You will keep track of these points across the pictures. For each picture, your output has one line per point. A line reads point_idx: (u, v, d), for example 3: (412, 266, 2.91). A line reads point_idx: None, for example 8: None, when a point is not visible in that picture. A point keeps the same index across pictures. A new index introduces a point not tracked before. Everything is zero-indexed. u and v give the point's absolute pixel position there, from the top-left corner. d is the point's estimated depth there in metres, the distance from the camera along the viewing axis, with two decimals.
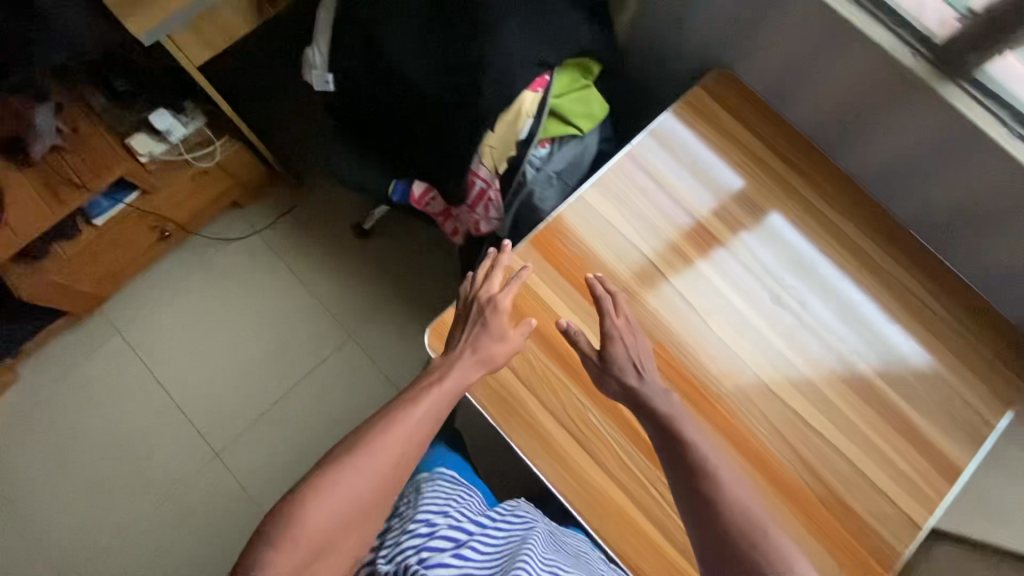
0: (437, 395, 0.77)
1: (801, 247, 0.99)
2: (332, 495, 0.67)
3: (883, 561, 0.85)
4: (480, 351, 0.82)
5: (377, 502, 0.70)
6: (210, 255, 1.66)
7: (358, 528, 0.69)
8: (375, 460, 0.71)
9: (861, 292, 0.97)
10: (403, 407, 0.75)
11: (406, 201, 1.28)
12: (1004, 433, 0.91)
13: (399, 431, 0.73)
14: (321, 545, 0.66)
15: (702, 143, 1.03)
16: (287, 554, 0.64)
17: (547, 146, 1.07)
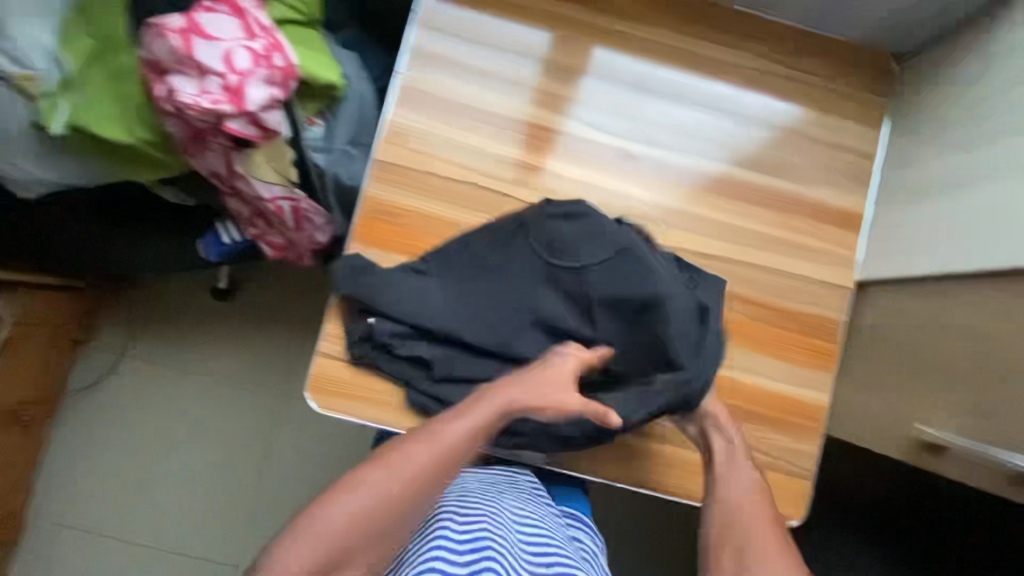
0: (491, 399, 0.67)
1: (631, 92, 0.91)
2: (353, 505, 0.59)
3: (833, 337, 0.86)
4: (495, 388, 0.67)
5: (407, 512, 0.60)
6: (94, 403, 1.45)
7: (386, 517, 0.59)
8: (417, 463, 0.62)
9: (695, 98, 0.91)
10: (453, 420, 0.65)
11: (225, 254, 1.09)
12: (882, 157, 0.89)
13: (438, 448, 0.63)
14: (333, 558, 0.57)
15: (468, 31, 0.90)
16: (303, 548, 0.56)
17: (320, 121, 0.89)
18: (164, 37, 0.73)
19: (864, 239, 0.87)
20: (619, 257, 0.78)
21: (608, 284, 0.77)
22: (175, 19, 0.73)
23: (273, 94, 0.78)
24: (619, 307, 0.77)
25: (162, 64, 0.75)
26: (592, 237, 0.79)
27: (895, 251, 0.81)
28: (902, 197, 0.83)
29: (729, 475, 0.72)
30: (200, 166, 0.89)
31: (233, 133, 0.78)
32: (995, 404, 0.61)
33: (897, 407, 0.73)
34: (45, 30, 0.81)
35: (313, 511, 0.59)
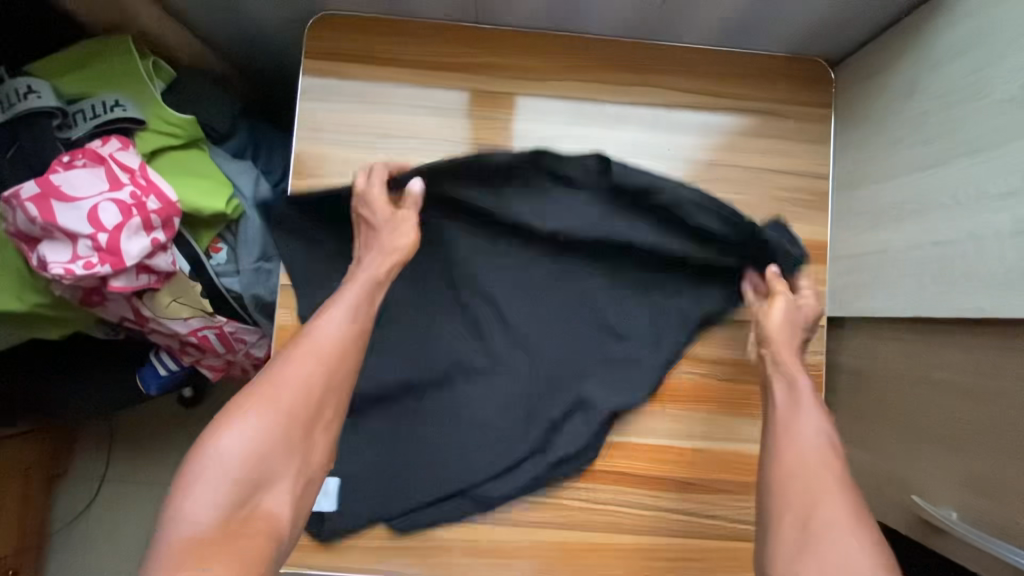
0: (347, 298, 0.66)
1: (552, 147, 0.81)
2: (257, 418, 0.56)
3: (811, 383, 0.78)
4: (367, 269, 0.68)
5: (317, 413, 0.60)
6: (81, 534, 1.41)
7: (298, 422, 0.58)
8: (308, 360, 0.61)
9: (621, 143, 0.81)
10: (324, 315, 0.64)
11: (165, 386, 1.02)
12: (832, 175, 0.81)
13: (318, 343, 0.62)
14: (250, 478, 0.54)
15: (360, 117, 0.81)
16: (203, 487, 0.52)
17: (223, 246, 0.84)
18: (20, 208, 0.67)
19: (829, 270, 0.79)
20: (587, 266, 0.80)
21: (598, 254, 0.79)
22: (27, 184, 0.67)
23: (154, 240, 0.71)
24: (618, 288, 0.80)
25: (30, 234, 0.69)
26: (568, 197, 0.78)
27: (862, 284, 0.73)
28: (860, 221, 0.74)
29: (793, 422, 0.64)
30: (108, 315, 0.83)
31: (120, 290, 0.71)
32: (996, 481, 0.53)
33: (886, 468, 0.66)
34: None
35: (215, 442, 0.54)
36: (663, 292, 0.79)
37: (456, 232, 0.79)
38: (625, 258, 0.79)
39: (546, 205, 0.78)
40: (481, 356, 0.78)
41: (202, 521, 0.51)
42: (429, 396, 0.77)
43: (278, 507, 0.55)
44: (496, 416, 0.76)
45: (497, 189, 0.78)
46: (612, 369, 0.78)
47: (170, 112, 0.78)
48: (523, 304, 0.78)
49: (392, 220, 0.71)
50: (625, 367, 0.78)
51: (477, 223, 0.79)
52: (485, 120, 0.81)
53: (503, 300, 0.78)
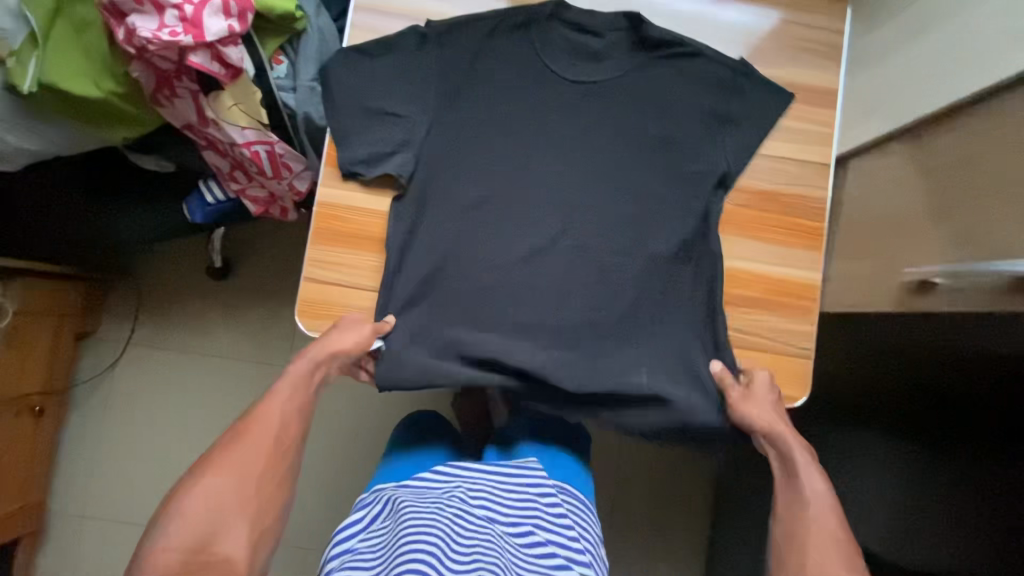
0: (293, 384, 0.72)
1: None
2: (222, 477, 0.64)
3: (817, 215, 0.84)
4: (301, 366, 0.73)
5: (265, 468, 0.66)
6: (105, 391, 1.48)
7: (255, 477, 0.65)
8: (271, 422, 0.68)
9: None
10: (270, 394, 0.71)
11: (210, 214, 1.09)
12: (848, 31, 0.88)
13: (267, 417, 0.69)
14: (205, 533, 0.61)
15: None
16: (176, 529, 0.60)
17: (284, 59, 0.91)
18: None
19: (840, 115, 0.86)
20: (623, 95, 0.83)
21: (627, 113, 0.83)
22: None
23: (230, 26, 0.78)
24: (650, 141, 0.82)
25: (121, 5, 0.77)
26: (591, 63, 0.83)
27: (871, 114, 0.79)
28: (872, 62, 0.81)
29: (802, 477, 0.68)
30: (173, 116, 0.91)
31: (197, 66, 0.79)
32: (983, 227, 0.59)
33: (883, 265, 0.72)
34: None
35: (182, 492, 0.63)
36: (690, 145, 0.82)
37: (490, 83, 0.83)
38: (661, 118, 0.83)
39: (570, 66, 0.83)
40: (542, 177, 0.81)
41: (172, 558, 0.59)
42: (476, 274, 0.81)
43: (238, 547, 0.61)
44: (544, 277, 0.81)
45: (530, 46, 0.84)
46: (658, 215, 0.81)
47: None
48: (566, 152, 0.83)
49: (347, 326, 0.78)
50: (664, 208, 0.81)
51: (513, 80, 0.83)
52: (517, 27, 0.84)
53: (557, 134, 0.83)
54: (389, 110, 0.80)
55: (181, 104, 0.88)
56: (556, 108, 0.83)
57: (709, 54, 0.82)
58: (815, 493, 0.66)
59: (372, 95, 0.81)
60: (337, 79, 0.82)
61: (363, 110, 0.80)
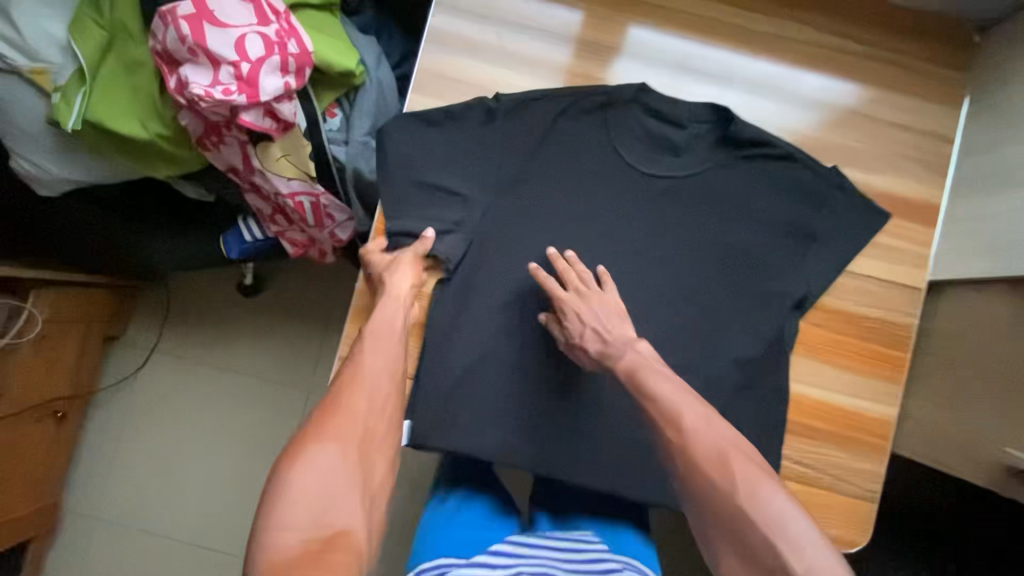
0: (375, 345, 0.68)
1: (673, 78, 0.81)
2: (333, 445, 0.58)
3: (901, 344, 0.77)
4: (372, 333, 0.69)
5: (363, 440, 0.61)
6: (127, 396, 1.47)
7: (359, 441, 0.60)
8: (366, 385, 0.65)
9: (754, 66, 0.81)
10: (353, 361, 0.67)
11: (246, 251, 1.04)
12: (957, 142, 0.79)
13: (359, 379, 0.65)
14: (322, 508, 0.54)
15: (497, 11, 0.81)
16: (293, 509, 0.53)
17: (338, 112, 0.85)
18: (173, 25, 0.69)
19: (937, 235, 0.78)
20: (698, 194, 0.77)
21: (702, 214, 0.76)
22: (184, 3, 0.69)
23: (286, 83, 0.73)
24: (725, 245, 0.76)
25: (174, 54, 0.71)
26: (670, 156, 0.77)
27: (977, 247, 0.71)
28: (985, 187, 0.73)
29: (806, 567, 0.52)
30: (217, 161, 0.86)
31: (247, 125, 0.74)
32: None
33: (977, 425, 0.65)
34: (58, 23, 0.78)
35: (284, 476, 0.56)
36: (763, 258, 0.76)
37: (559, 167, 0.77)
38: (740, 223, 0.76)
39: (645, 158, 0.77)
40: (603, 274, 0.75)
41: (291, 544, 0.52)
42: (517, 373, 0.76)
43: (355, 517, 0.55)
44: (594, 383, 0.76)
45: (603, 131, 0.77)
46: (722, 332, 0.75)
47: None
48: (632, 248, 0.77)
49: (392, 266, 0.72)
50: (733, 328, 0.75)
51: (582, 167, 0.77)
52: (593, 107, 0.78)
53: (623, 228, 0.77)
54: (447, 187, 0.75)
55: (228, 152, 0.84)
56: (625, 202, 0.77)
57: (799, 156, 0.77)
58: (703, 446, 0.60)
59: (429, 166, 0.75)
60: (393, 145, 0.76)
61: (417, 184, 0.75)
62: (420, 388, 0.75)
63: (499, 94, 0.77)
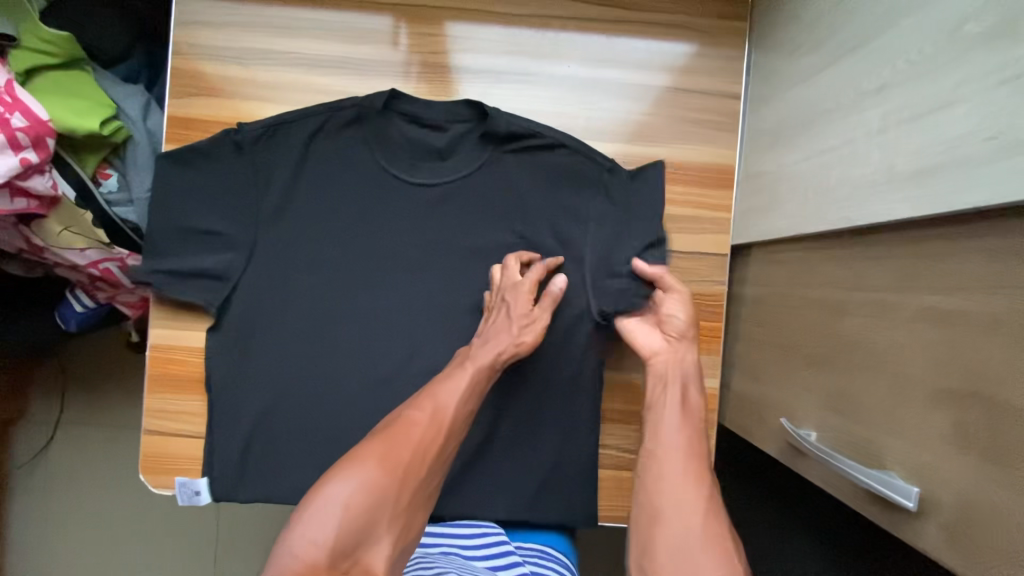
0: (468, 377, 0.64)
1: (435, 65, 0.76)
2: (383, 466, 0.55)
3: (714, 314, 0.75)
4: (468, 369, 0.65)
5: (415, 472, 0.56)
6: (40, 474, 1.45)
7: (413, 475, 0.56)
8: (442, 415, 0.61)
9: (529, 40, 0.76)
10: (443, 387, 0.63)
11: (84, 323, 1.01)
12: (742, 96, 0.76)
13: (439, 413, 0.61)
14: (357, 536, 0.51)
15: (244, 22, 0.74)
16: (323, 525, 0.50)
17: (113, 173, 0.81)
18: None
19: (736, 195, 0.76)
20: (471, 196, 0.75)
21: (482, 217, 0.75)
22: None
23: (23, 159, 0.69)
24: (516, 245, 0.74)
25: None
26: (437, 162, 0.75)
27: (762, 208, 0.69)
28: (763, 144, 0.70)
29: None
30: (2, 244, 0.82)
31: None
32: (850, 397, 0.50)
33: (771, 394, 0.64)
34: None
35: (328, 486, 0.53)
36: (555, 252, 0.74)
37: (327, 194, 0.74)
38: (519, 220, 0.74)
39: (413, 167, 0.75)
40: (398, 296, 0.74)
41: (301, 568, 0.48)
42: (318, 412, 0.73)
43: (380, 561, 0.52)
44: None
45: (365, 147, 0.74)
46: None
47: (43, 27, 0.74)
48: (424, 265, 0.75)
49: (518, 290, 0.68)
50: None
51: (347, 187, 0.74)
52: (348, 124, 0.74)
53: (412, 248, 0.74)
54: (217, 236, 0.72)
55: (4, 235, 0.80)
56: (401, 216, 0.75)
57: (569, 146, 0.74)
58: (673, 474, 0.57)
59: (191, 214, 0.72)
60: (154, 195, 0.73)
61: (177, 230, 0.72)
62: (230, 449, 0.73)
63: (243, 124, 0.73)
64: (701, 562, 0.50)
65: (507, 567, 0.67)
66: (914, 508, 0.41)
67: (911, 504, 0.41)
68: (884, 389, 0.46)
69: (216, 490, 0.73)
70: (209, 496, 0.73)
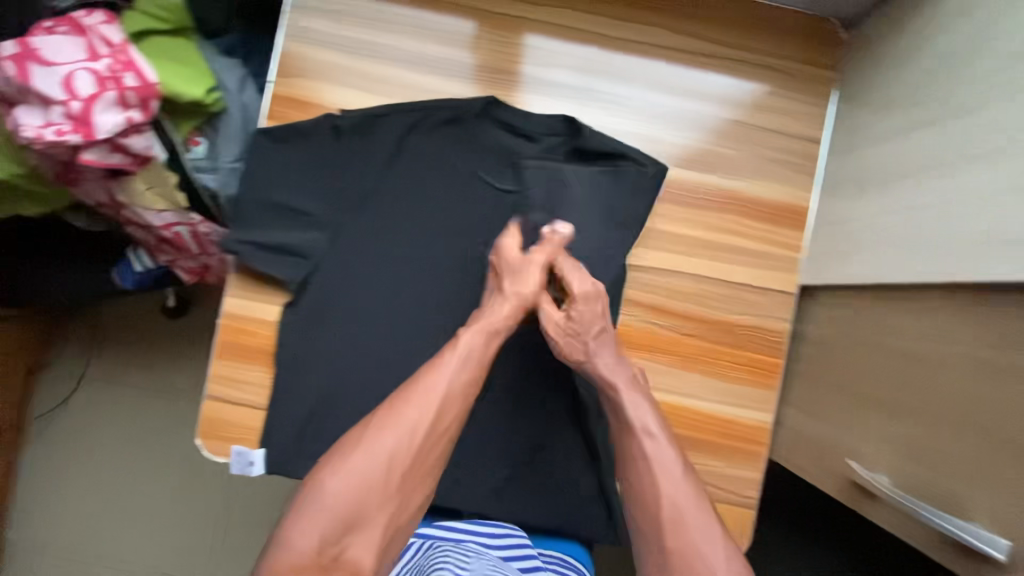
0: (461, 353, 0.63)
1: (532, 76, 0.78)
2: (370, 453, 0.56)
3: (773, 349, 0.76)
4: (460, 335, 0.65)
5: (403, 457, 0.57)
6: (58, 426, 1.45)
7: (402, 458, 0.57)
8: (432, 395, 0.60)
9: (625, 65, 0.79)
10: (436, 366, 0.62)
11: (139, 283, 1.03)
12: (825, 142, 0.78)
13: (430, 392, 0.60)
14: (346, 522, 0.54)
15: (354, 14, 0.77)
16: (314, 517, 0.53)
17: (202, 141, 0.82)
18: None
19: (809, 236, 0.77)
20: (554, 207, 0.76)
21: None
22: (6, 44, 0.67)
23: (128, 117, 0.71)
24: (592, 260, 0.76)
25: (4, 95, 0.69)
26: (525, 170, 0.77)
27: (839, 253, 0.71)
28: (845, 190, 0.72)
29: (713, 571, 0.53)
30: (84, 197, 0.84)
31: (91, 163, 0.72)
32: (932, 448, 0.52)
33: (835, 435, 0.65)
34: None
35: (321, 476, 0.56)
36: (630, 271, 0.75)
37: (411, 189, 0.76)
38: (594, 233, 0.75)
39: (502, 172, 0.76)
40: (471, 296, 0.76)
41: (299, 557, 0.52)
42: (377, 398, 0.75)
43: (368, 543, 0.54)
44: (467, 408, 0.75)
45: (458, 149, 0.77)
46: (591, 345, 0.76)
47: None
48: None
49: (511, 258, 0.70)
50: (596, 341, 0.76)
51: (433, 185, 0.76)
52: (444, 124, 0.77)
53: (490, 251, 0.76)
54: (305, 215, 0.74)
55: (88, 188, 0.82)
56: (486, 218, 0.76)
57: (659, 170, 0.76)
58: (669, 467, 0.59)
59: (283, 192, 0.74)
60: (248, 168, 0.75)
61: (265, 206, 0.74)
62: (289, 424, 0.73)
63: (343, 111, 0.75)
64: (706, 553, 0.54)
65: (530, 571, 0.67)
66: (1005, 560, 0.43)
67: (1004, 555, 0.43)
68: (972, 444, 0.48)
69: (270, 463, 0.74)
70: (262, 468, 0.74)
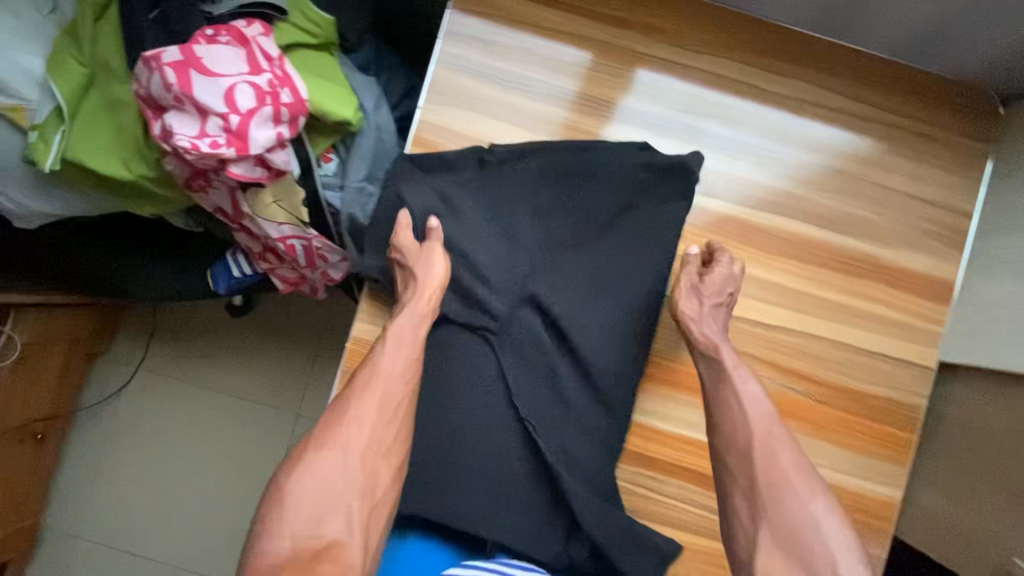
0: (399, 342, 0.64)
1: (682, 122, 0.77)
2: (325, 453, 0.56)
3: (907, 425, 0.74)
4: (402, 320, 0.65)
5: (360, 447, 0.57)
6: (110, 414, 1.42)
7: (357, 450, 0.57)
8: (383, 382, 0.61)
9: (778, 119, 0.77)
10: (372, 362, 0.62)
11: (233, 288, 1.01)
12: (976, 217, 0.76)
13: (376, 382, 0.61)
14: (318, 514, 0.54)
15: (508, 44, 0.76)
16: (286, 522, 0.53)
17: (334, 157, 0.81)
18: (158, 72, 0.64)
19: (953, 312, 0.76)
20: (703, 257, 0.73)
21: None
22: (170, 49, 0.65)
23: (279, 133, 0.69)
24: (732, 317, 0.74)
25: (159, 101, 0.67)
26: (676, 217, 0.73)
27: (994, 335, 0.69)
28: (1003, 271, 0.70)
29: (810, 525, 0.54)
30: (204, 202, 0.82)
31: (237, 177, 0.70)
32: None
33: (989, 525, 0.63)
34: (34, 58, 0.72)
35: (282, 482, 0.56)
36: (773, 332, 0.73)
37: (552, 229, 0.74)
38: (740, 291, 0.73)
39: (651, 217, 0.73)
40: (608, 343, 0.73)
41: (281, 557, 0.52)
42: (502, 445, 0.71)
43: (346, 530, 0.54)
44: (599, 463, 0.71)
45: (608, 188, 0.73)
46: None
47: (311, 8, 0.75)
48: None
49: (421, 256, 0.68)
50: None
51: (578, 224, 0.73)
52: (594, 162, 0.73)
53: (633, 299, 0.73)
54: (445, 249, 0.72)
55: (214, 195, 0.79)
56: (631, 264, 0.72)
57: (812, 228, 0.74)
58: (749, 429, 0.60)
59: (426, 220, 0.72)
60: (391, 192, 0.72)
61: None
62: None
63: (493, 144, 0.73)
64: (797, 507, 0.55)
65: None
66: None
67: None
68: None
69: None
70: None
